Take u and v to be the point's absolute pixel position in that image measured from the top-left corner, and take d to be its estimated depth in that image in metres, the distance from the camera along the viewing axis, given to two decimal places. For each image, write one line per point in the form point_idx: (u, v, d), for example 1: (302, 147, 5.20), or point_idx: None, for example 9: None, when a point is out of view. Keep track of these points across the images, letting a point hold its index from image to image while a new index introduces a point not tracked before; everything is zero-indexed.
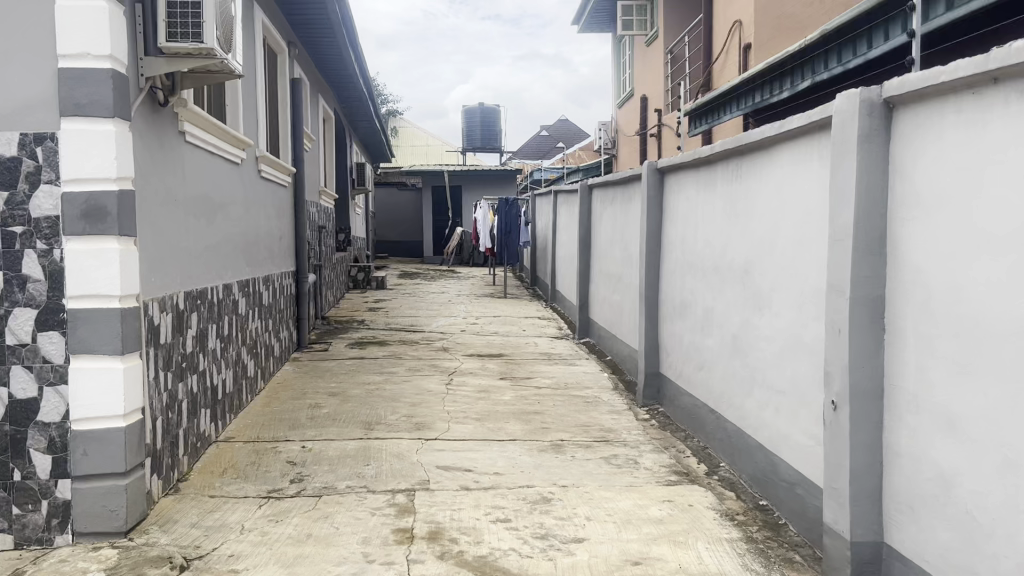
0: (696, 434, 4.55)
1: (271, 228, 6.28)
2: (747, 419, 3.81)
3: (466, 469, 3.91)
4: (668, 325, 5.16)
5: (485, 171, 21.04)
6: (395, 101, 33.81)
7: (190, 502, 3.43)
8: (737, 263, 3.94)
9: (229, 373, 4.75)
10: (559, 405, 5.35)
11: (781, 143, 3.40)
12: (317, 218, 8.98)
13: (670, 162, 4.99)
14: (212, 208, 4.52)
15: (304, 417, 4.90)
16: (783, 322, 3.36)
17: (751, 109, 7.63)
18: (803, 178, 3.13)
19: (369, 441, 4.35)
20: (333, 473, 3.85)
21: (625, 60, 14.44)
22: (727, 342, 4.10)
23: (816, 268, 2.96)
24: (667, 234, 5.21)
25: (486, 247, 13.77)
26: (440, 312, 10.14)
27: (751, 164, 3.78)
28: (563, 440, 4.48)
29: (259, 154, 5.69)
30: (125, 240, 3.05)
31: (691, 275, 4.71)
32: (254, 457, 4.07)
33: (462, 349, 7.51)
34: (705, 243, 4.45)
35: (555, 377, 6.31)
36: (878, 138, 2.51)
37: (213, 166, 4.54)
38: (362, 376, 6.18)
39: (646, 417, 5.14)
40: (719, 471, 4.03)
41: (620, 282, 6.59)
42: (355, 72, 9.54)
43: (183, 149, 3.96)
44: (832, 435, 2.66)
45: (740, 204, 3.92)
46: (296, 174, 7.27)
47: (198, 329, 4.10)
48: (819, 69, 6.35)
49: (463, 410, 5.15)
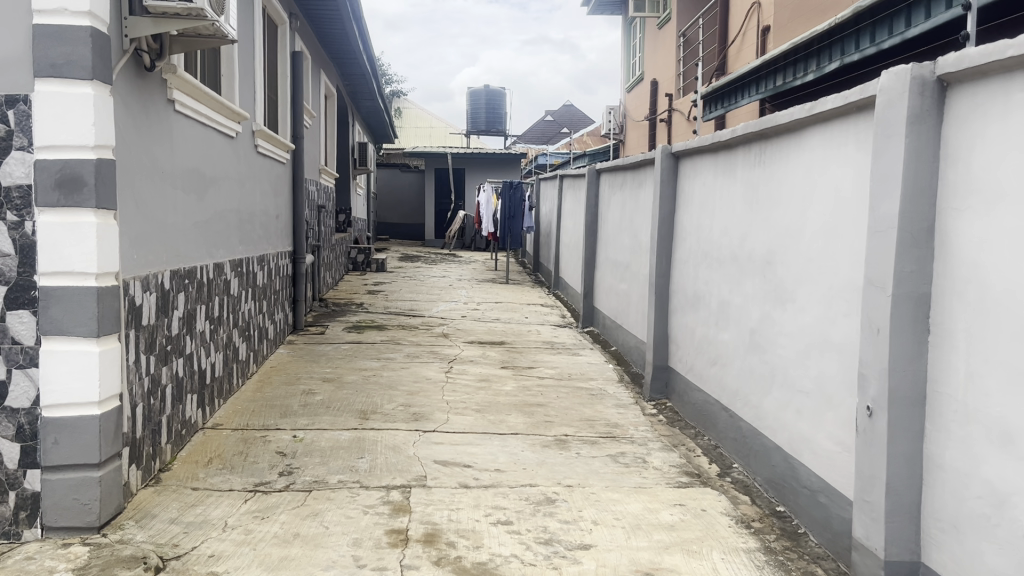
0: (707, 431, 4.34)
1: (268, 206, 6.04)
2: (764, 419, 3.60)
3: (465, 465, 3.69)
4: (679, 316, 4.94)
5: (489, 153, 20.76)
6: (399, 82, 33.44)
7: (171, 495, 3.22)
8: (758, 253, 3.71)
9: (219, 357, 4.53)
10: (563, 397, 5.14)
11: (810, 125, 3.18)
12: (316, 197, 8.75)
13: (686, 146, 4.76)
14: (203, 184, 4.28)
15: (296, 404, 4.68)
16: (808, 319, 3.14)
17: (771, 93, 7.34)
18: (836, 164, 2.91)
19: (363, 432, 4.14)
20: (325, 465, 3.64)
21: (636, 43, 14.15)
22: (744, 337, 3.87)
23: (850, 261, 2.74)
24: (681, 221, 4.99)
25: (489, 232, 13.52)
26: (441, 297, 9.93)
27: (775, 149, 3.55)
28: (567, 435, 4.26)
29: (256, 129, 5.46)
30: (103, 213, 2.82)
31: (705, 265, 4.48)
32: (242, 447, 3.86)
33: (462, 336, 7.29)
34: (722, 231, 4.22)
35: (559, 368, 6.09)
36: (930, 119, 2.26)
37: (205, 138, 4.30)
38: (358, 361, 5.96)
39: (653, 412, 4.93)
40: (731, 473, 3.81)
41: (629, 271, 6.36)
42: (359, 48, 9.27)
43: (172, 119, 3.71)
44: (866, 443, 2.44)
45: (763, 190, 3.68)
46: (295, 151, 7.03)
47: (186, 310, 3.88)
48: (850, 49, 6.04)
49: (462, 400, 4.94)
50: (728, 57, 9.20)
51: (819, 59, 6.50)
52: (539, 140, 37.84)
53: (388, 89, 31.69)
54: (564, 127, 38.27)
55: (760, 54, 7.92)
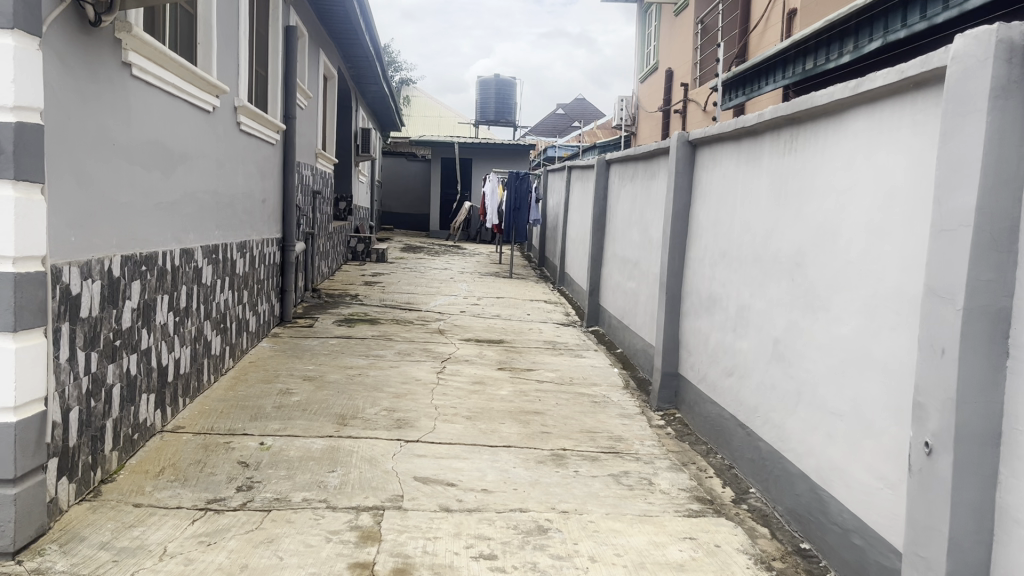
0: (720, 449, 3.92)
1: (252, 188, 5.63)
2: (787, 442, 3.18)
3: (448, 484, 3.28)
4: (691, 320, 4.52)
5: (497, 144, 20.33)
6: (409, 70, 32.98)
7: (108, 514, 2.81)
8: (785, 253, 3.28)
9: (186, 353, 4.13)
10: (562, 405, 4.71)
11: (853, 108, 2.76)
12: (311, 182, 8.34)
13: (704, 133, 4.33)
14: (171, 161, 3.87)
15: (270, 406, 4.27)
16: (844, 330, 2.73)
17: (800, 76, 6.88)
18: (884, 151, 2.51)
19: (339, 441, 3.72)
20: (289, 480, 3.23)
21: (651, 32, 13.70)
22: (765, 348, 3.45)
23: (902, 267, 2.33)
24: (696, 216, 4.57)
25: (493, 224, 13.10)
26: (440, 290, 9.52)
27: (806, 134, 3.14)
28: (565, 449, 3.84)
29: (240, 104, 5.05)
30: (24, 187, 2.41)
31: (723, 264, 4.06)
32: (200, 455, 3.45)
33: (459, 333, 6.87)
34: (744, 227, 3.78)
35: (559, 370, 5.67)
36: (1018, 93, 1.83)
37: (174, 111, 3.89)
38: (343, 358, 5.55)
39: (661, 424, 4.51)
40: (748, 499, 3.39)
41: (637, 268, 5.94)
42: (360, 28, 8.85)
43: (129, 85, 3.31)
44: (923, 486, 2.02)
45: (792, 182, 3.26)
46: (287, 132, 6.61)
47: (143, 301, 3.48)
48: (888, 28, 5.58)
49: (453, 406, 4.52)
50: (749, 43, 8.73)
51: (859, 37, 5.98)
52: (549, 133, 37.39)
53: (397, 76, 31.25)
54: (574, 120, 37.82)
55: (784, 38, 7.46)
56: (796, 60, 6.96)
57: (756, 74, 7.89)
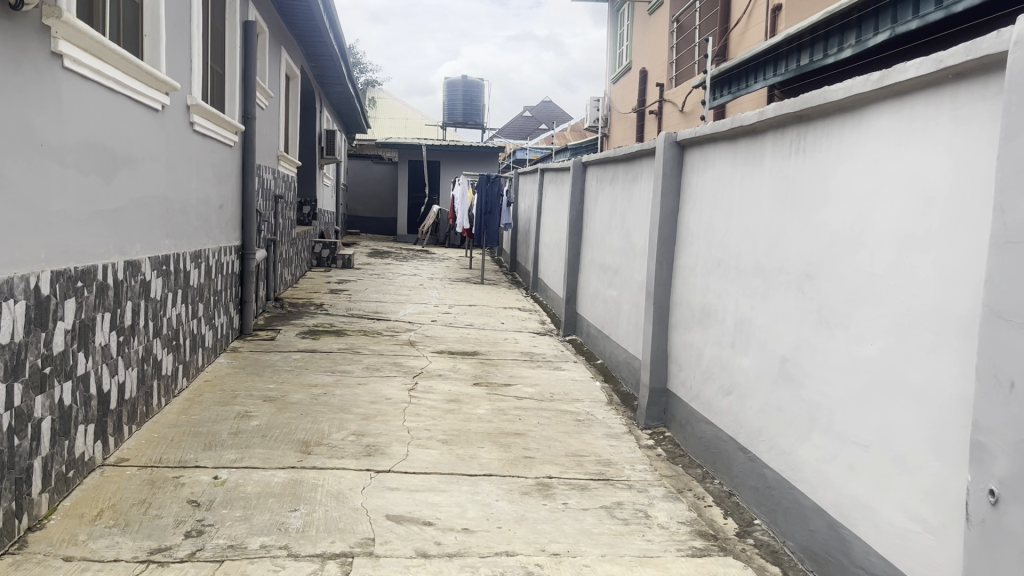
0: (718, 474, 3.63)
1: (207, 193, 5.24)
2: (799, 471, 2.89)
3: (425, 523, 2.94)
4: (682, 333, 4.23)
5: (466, 146, 19.98)
6: (374, 72, 32.53)
7: (32, 570, 2.44)
8: (793, 264, 2.99)
9: (132, 376, 3.75)
10: (545, 424, 4.39)
11: (875, 104, 2.49)
12: (273, 185, 7.94)
13: (695, 134, 4.05)
14: (113, 165, 3.48)
15: (226, 431, 3.89)
16: (867, 350, 2.45)
17: (794, 73, 6.64)
18: (916, 150, 2.25)
19: (302, 473, 3.37)
20: (245, 523, 2.86)
21: (623, 32, 13.46)
22: (770, 366, 3.16)
23: (946, 282, 2.06)
24: (685, 221, 4.29)
25: (464, 228, 12.76)
26: (410, 298, 9.15)
27: (816, 133, 2.87)
28: (550, 477, 3.53)
29: (193, 103, 4.66)
30: None
31: (718, 274, 3.77)
32: (145, 493, 3.08)
33: (431, 344, 6.52)
34: (742, 234, 3.50)
35: (539, 385, 5.35)
36: None
37: (117, 109, 3.51)
38: (307, 375, 5.18)
39: (651, 444, 4.21)
40: (754, 532, 3.09)
41: (619, 276, 5.66)
42: (324, 25, 8.48)
43: (61, 79, 2.93)
44: (986, 541, 1.74)
45: (799, 186, 2.98)
46: (246, 133, 6.23)
47: (79, 321, 3.10)
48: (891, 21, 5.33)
49: (427, 428, 4.18)
50: (729, 41, 8.49)
51: (863, 30, 5.68)
52: (517, 136, 37.14)
53: (361, 78, 30.65)
54: (542, 123, 37.59)
55: (771, 34, 7.22)
56: (791, 57, 6.67)
57: (743, 72, 7.64)
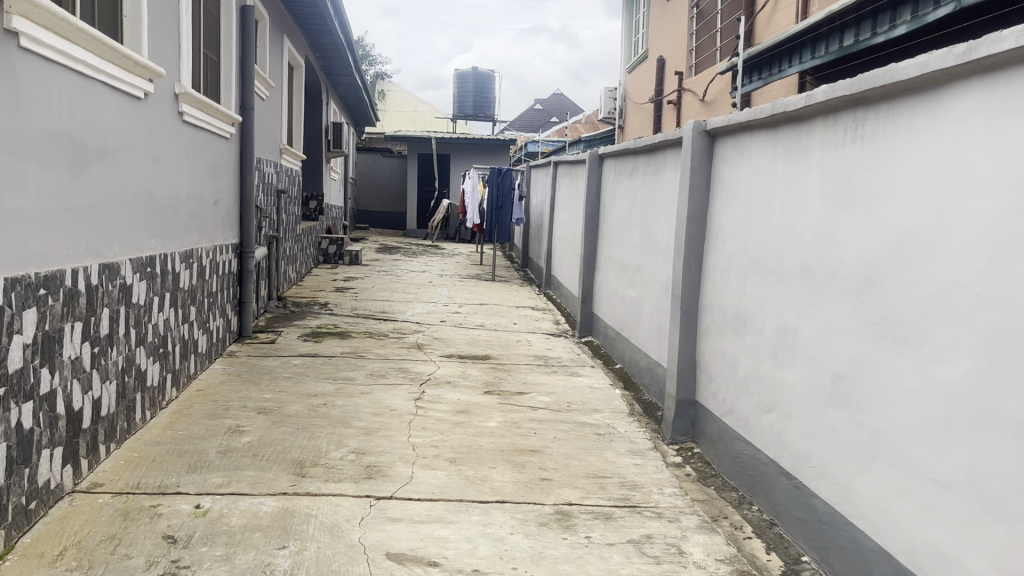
0: (757, 500, 3.27)
1: (200, 188, 4.89)
2: (857, 506, 2.52)
3: (430, 564, 2.59)
4: (713, 341, 3.86)
5: (476, 140, 19.60)
6: (382, 64, 32.12)
7: None
8: (850, 269, 2.62)
9: (110, 390, 3.41)
10: (562, 440, 4.03)
11: (957, 84, 2.12)
12: (275, 180, 7.60)
13: (727, 122, 3.67)
14: (84, 157, 3.14)
15: (214, 450, 3.55)
16: (947, 373, 2.09)
17: (836, 54, 6.21)
18: (1013, 137, 1.89)
19: (294, 501, 3.02)
20: (226, 564, 2.52)
21: (639, 20, 13.04)
22: (820, 384, 2.79)
23: None
24: (716, 217, 3.91)
25: (474, 224, 12.40)
26: (417, 296, 8.79)
27: (876, 119, 2.50)
28: (570, 505, 3.17)
29: (181, 91, 4.31)
30: None
31: (755, 277, 3.40)
32: (115, 527, 2.73)
33: (439, 348, 6.16)
34: (784, 233, 3.13)
35: (555, 393, 4.99)
36: None
37: (88, 96, 3.16)
38: (307, 383, 4.83)
39: (679, 463, 3.85)
40: (802, 572, 2.72)
41: (640, 276, 5.29)
42: (328, 12, 8.11)
43: (15, 60, 2.57)
44: None
45: (856, 180, 2.61)
46: (243, 125, 5.87)
47: (42, 333, 2.76)
48: None
49: (434, 444, 3.83)
50: (755, 26, 8.07)
51: (919, 4, 5.16)
52: (528, 128, 36.71)
53: (370, 70, 30.31)
54: (553, 115, 37.16)
55: (806, 15, 6.79)
56: (833, 38, 6.23)
57: (776, 55, 7.23)
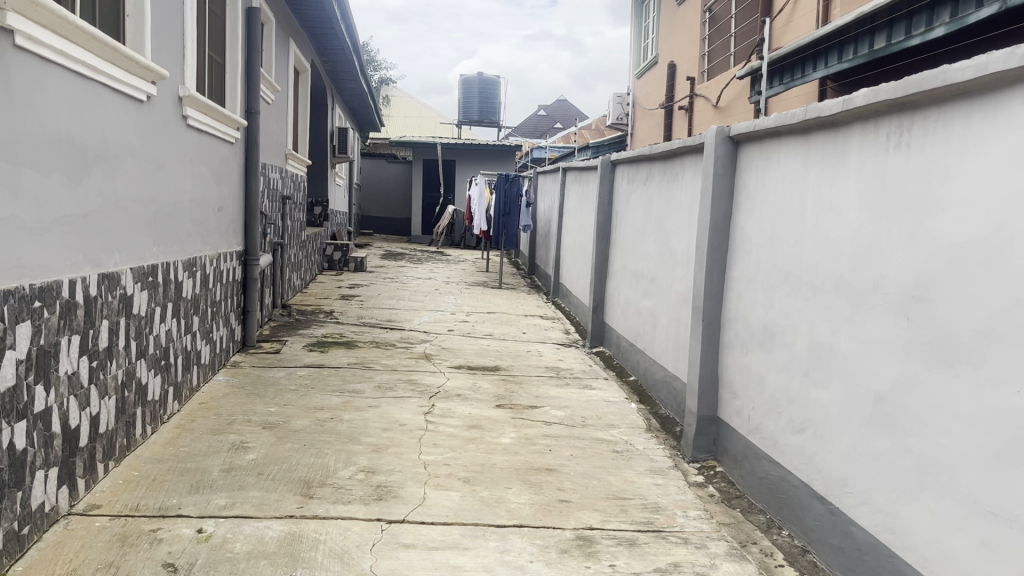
0: (788, 525, 3.11)
1: (204, 195, 4.75)
2: (902, 537, 2.37)
3: None
4: (737, 355, 3.70)
5: (482, 145, 19.47)
6: (387, 69, 32.08)
7: None
8: (893, 284, 2.46)
9: (109, 406, 3.26)
10: (579, 458, 3.87)
11: (1019, 88, 1.97)
12: (281, 186, 7.46)
13: (754, 128, 3.52)
14: (83, 163, 2.99)
15: (217, 469, 3.40)
16: (1008, 399, 1.94)
17: (865, 58, 6.07)
18: None
19: (302, 525, 2.87)
20: None
21: (648, 25, 12.92)
22: (860, 406, 2.63)
23: None
24: (741, 227, 3.76)
25: (481, 230, 12.26)
26: (423, 304, 8.64)
27: (925, 124, 2.35)
28: (591, 529, 3.01)
29: (185, 94, 4.17)
30: None
31: (785, 290, 3.25)
32: (113, 553, 2.58)
33: (448, 359, 6.00)
34: (818, 243, 2.98)
35: (569, 407, 4.83)
36: None
37: (88, 98, 3.01)
38: (314, 396, 4.68)
39: (701, 483, 3.69)
40: None
41: (655, 286, 5.14)
42: (335, 16, 7.98)
43: (9, 59, 2.43)
44: None
45: (901, 189, 2.45)
46: (249, 130, 5.72)
47: (37, 348, 2.61)
48: None
49: (446, 463, 3.67)
50: (772, 31, 7.94)
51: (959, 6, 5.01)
52: (533, 134, 36.61)
53: (375, 76, 30.26)
54: (557, 121, 37.11)
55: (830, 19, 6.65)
56: (862, 41, 6.08)
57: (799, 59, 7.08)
